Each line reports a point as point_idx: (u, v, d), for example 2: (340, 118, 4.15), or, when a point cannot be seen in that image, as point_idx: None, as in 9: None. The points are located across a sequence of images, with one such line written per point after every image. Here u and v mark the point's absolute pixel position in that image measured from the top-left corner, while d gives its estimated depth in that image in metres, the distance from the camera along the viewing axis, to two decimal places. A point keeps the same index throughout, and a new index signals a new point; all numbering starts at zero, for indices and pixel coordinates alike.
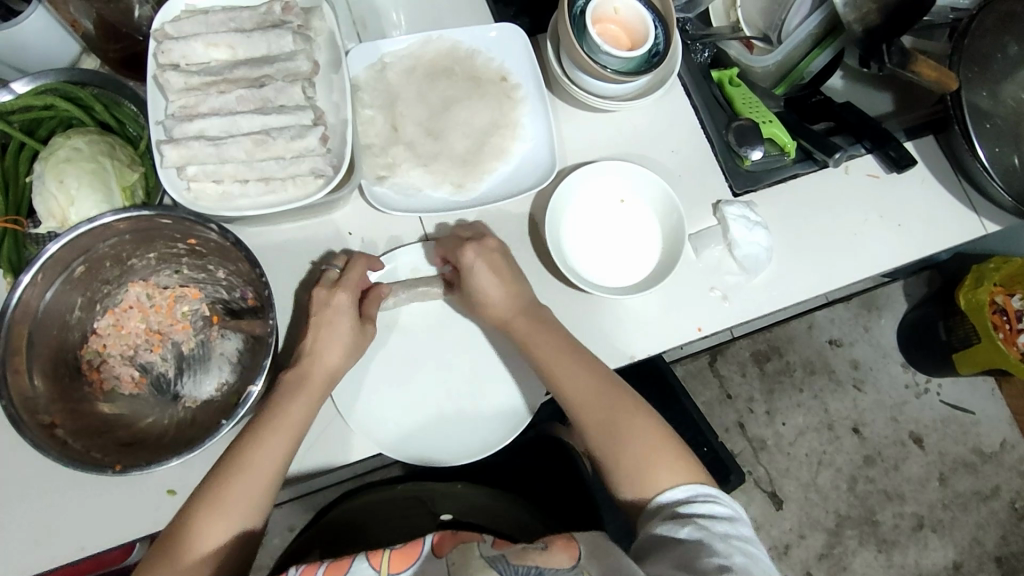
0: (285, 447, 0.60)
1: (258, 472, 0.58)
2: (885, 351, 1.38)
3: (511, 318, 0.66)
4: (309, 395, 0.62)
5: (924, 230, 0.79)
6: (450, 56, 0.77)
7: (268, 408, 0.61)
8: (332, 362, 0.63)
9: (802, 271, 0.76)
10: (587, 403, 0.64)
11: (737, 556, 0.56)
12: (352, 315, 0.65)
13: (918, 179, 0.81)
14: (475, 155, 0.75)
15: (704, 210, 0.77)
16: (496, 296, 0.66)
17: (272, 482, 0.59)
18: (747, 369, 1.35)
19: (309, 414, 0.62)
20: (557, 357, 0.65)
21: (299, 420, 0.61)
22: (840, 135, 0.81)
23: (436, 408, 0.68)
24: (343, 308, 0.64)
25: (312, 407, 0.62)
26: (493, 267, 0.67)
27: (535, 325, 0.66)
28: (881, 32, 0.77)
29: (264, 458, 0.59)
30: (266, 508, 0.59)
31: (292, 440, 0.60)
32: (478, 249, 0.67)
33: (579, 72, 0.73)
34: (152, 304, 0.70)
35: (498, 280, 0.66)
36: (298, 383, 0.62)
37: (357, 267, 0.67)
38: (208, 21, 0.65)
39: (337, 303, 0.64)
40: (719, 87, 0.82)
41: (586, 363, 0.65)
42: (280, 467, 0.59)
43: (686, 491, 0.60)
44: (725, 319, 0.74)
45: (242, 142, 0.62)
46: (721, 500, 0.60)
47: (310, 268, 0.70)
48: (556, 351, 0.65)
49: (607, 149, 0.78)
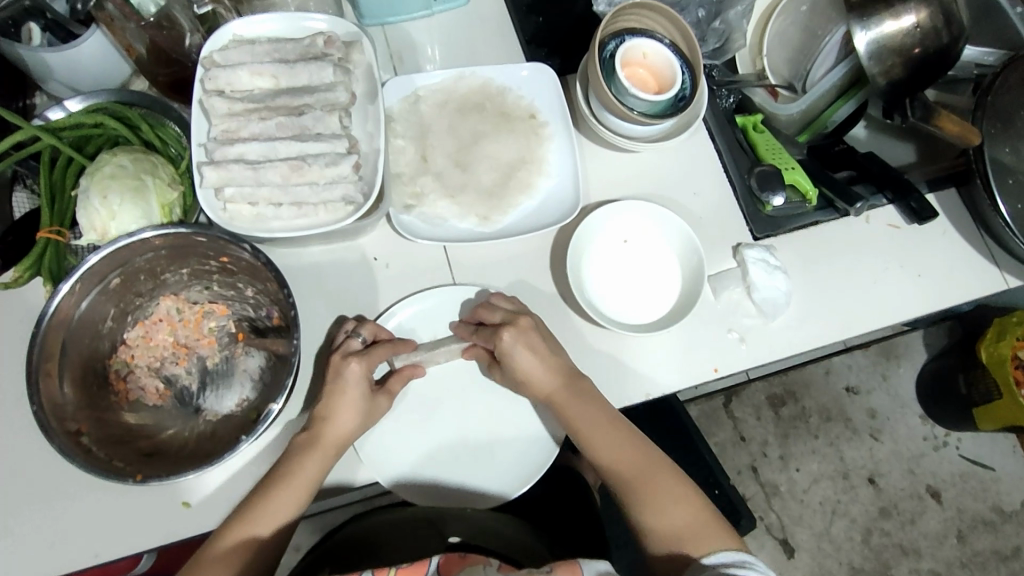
0: (292, 506, 0.61)
1: (266, 527, 0.59)
2: (904, 402, 1.36)
3: (552, 391, 0.66)
4: (321, 454, 0.62)
5: (945, 282, 0.79)
6: (483, 93, 0.79)
7: (290, 456, 0.62)
8: (352, 420, 0.64)
9: (820, 317, 0.77)
10: (624, 464, 0.65)
11: None
12: (366, 385, 0.65)
13: (939, 231, 0.81)
14: (502, 189, 0.77)
15: (724, 252, 0.78)
16: (541, 371, 0.66)
17: (278, 533, 0.60)
18: (761, 413, 1.34)
19: (323, 470, 0.62)
20: (595, 427, 0.65)
21: (311, 478, 0.61)
22: (861, 184, 0.82)
23: (458, 435, 0.70)
24: (357, 379, 0.64)
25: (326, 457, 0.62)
26: (529, 346, 0.65)
27: (578, 393, 0.66)
28: (908, 82, 0.79)
29: (271, 514, 0.60)
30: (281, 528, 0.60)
31: (304, 495, 0.61)
32: (513, 332, 0.65)
33: (605, 113, 0.74)
34: (181, 318, 0.72)
35: (540, 360, 0.66)
36: (318, 437, 0.62)
37: (380, 349, 0.66)
38: (254, 51, 0.68)
39: (349, 372, 0.64)
40: (742, 132, 0.84)
41: (623, 432, 0.65)
42: (286, 524, 0.60)
43: (731, 556, 0.58)
44: (742, 362, 0.74)
45: (279, 167, 0.65)
46: (760, 568, 0.58)
47: (335, 320, 0.71)
48: (596, 420, 0.65)
49: (630, 188, 0.79)
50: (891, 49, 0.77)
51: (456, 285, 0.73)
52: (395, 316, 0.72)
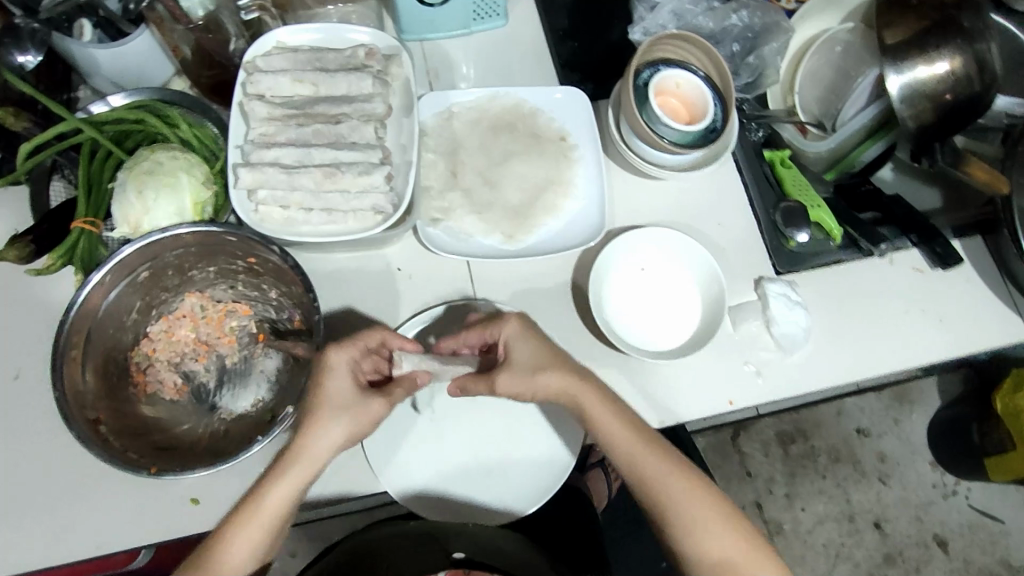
0: (256, 543, 0.58)
1: (233, 566, 0.58)
2: (914, 448, 1.34)
3: (577, 390, 0.64)
4: (288, 484, 0.59)
5: (967, 329, 0.79)
6: (515, 113, 0.80)
7: (251, 491, 0.59)
8: (338, 434, 0.60)
9: (839, 356, 0.76)
10: (659, 492, 0.62)
11: None
12: (349, 380, 0.61)
13: (964, 277, 0.81)
14: (528, 208, 0.77)
15: (746, 284, 0.78)
16: (549, 366, 0.64)
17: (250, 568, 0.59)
18: (769, 449, 1.33)
19: (291, 499, 0.59)
20: (628, 434, 0.63)
21: (277, 507, 0.58)
22: (886, 226, 0.82)
23: (472, 451, 0.69)
24: (338, 369, 0.60)
25: (295, 483, 0.59)
26: (533, 334, 0.66)
27: (604, 398, 0.64)
28: (934, 130, 0.79)
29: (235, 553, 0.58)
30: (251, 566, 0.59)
31: (269, 527, 0.59)
32: (514, 318, 0.66)
33: (635, 139, 0.75)
34: (204, 315, 0.73)
35: (537, 345, 0.65)
36: (286, 462, 0.59)
37: (368, 335, 0.63)
38: (296, 58, 0.69)
39: (332, 361, 0.60)
40: (770, 167, 0.84)
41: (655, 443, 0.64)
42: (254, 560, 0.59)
43: None
44: (758, 396, 0.74)
45: (313, 173, 0.66)
46: None
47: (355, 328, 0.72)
48: (629, 427, 0.63)
49: (655, 216, 0.80)
50: (924, 93, 0.78)
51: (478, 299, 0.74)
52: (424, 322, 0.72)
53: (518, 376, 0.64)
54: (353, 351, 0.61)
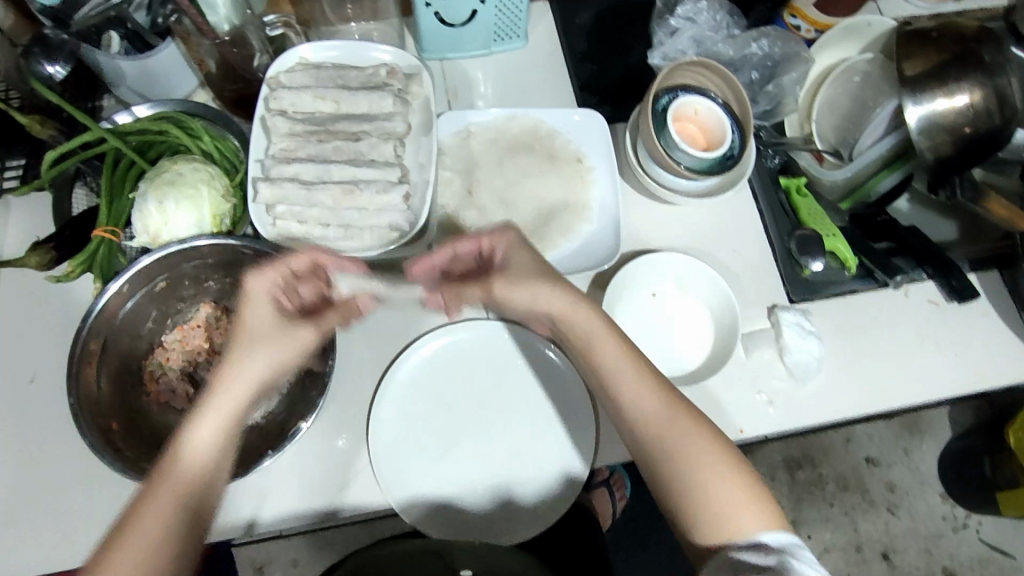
0: (181, 493, 0.52)
1: (155, 519, 0.51)
2: (925, 479, 1.33)
3: (561, 311, 0.62)
4: (218, 414, 0.54)
5: (983, 364, 0.78)
6: (533, 133, 0.81)
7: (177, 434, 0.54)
8: (264, 362, 0.56)
9: (851, 387, 0.76)
10: (654, 422, 0.59)
11: None
12: (275, 304, 0.58)
13: (980, 311, 0.80)
14: (542, 228, 0.78)
15: (759, 312, 0.78)
16: (542, 279, 0.62)
17: (173, 532, 0.51)
18: (777, 474, 1.32)
19: (225, 433, 0.55)
20: (615, 357, 0.61)
21: (207, 442, 0.54)
22: (901, 258, 0.82)
23: (482, 474, 0.69)
24: (265, 291, 0.57)
25: (228, 411, 0.55)
26: (528, 249, 0.64)
27: (592, 318, 0.62)
28: (956, 161, 0.79)
29: (158, 504, 0.51)
30: (176, 526, 0.51)
31: (196, 475, 0.53)
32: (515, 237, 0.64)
33: (652, 164, 0.75)
34: (218, 326, 0.72)
35: (530, 253, 0.64)
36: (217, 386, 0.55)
37: (295, 259, 0.58)
38: (318, 76, 0.70)
39: (255, 283, 0.57)
40: (787, 195, 0.84)
41: (648, 375, 0.60)
42: (175, 522, 0.51)
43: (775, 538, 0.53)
44: (769, 425, 0.73)
45: (331, 190, 0.67)
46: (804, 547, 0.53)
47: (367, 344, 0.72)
48: (616, 355, 0.61)
49: (670, 240, 0.80)
50: (942, 126, 0.78)
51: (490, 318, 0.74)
52: (442, 338, 0.72)
53: (518, 275, 0.62)
54: (278, 274, 0.57)
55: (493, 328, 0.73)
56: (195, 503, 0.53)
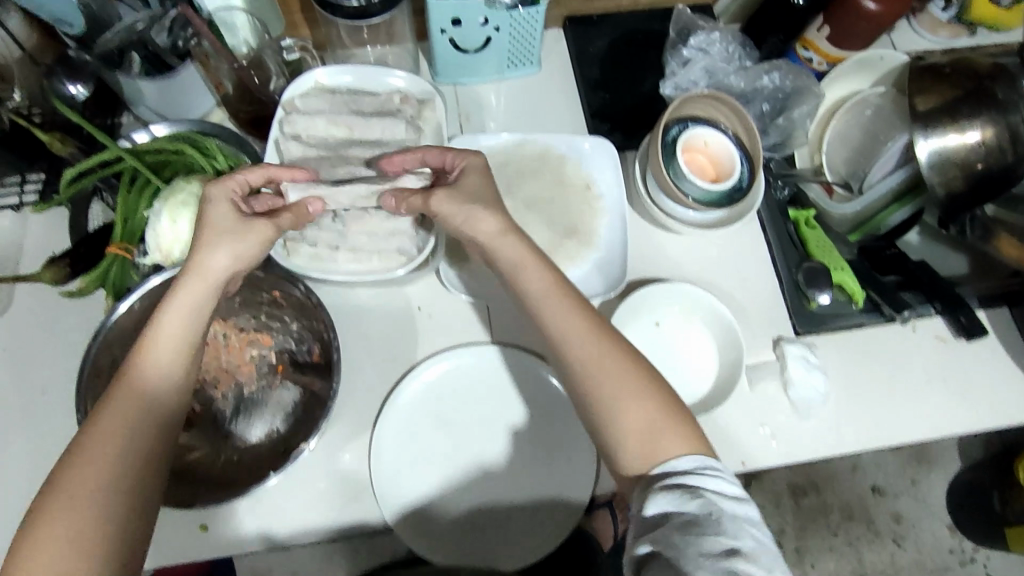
0: (141, 397, 0.54)
1: (119, 408, 0.53)
2: (932, 510, 1.31)
3: (499, 236, 0.62)
4: (183, 309, 0.57)
5: (992, 403, 0.77)
6: (543, 159, 0.81)
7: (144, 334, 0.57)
8: (226, 256, 0.58)
9: (856, 422, 0.75)
10: (582, 351, 0.58)
11: (747, 540, 0.49)
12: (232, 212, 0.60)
13: (988, 349, 0.80)
14: (549, 254, 0.78)
15: (764, 344, 0.77)
16: (488, 205, 0.63)
17: (136, 420, 0.53)
18: (781, 501, 1.30)
19: (191, 330, 0.57)
20: (544, 291, 0.60)
21: (175, 334, 0.56)
22: (910, 291, 0.81)
23: (482, 500, 0.70)
24: (220, 200, 0.60)
25: (196, 301, 0.57)
26: (483, 174, 0.64)
27: (528, 256, 0.62)
28: (967, 196, 0.78)
29: (122, 399, 0.53)
30: (142, 413, 0.54)
31: (156, 378, 0.55)
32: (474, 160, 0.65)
33: (660, 195, 0.76)
34: (226, 344, 0.73)
35: (485, 178, 0.64)
36: (182, 278, 0.57)
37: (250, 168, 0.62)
38: (333, 101, 0.72)
39: (211, 193, 0.60)
40: (794, 226, 0.85)
41: (583, 312, 0.60)
42: (138, 411, 0.53)
43: (693, 462, 0.53)
44: (771, 459, 0.73)
45: (342, 215, 0.68)
46: (726, 476, 0.52)
47: (372, 365, 0.73)
48: (546, 293, 0.60)
49: (677, 269, 0.80)
50: (954, 162, 0.77)
51: (495, 342, 0.74)
52: (445, 361, 0.73)
53: (461, 194, 0.62)
54: (234, 185, 0.61)
55: (494, 353, 0.73)
56: (167, 401, 0.56)
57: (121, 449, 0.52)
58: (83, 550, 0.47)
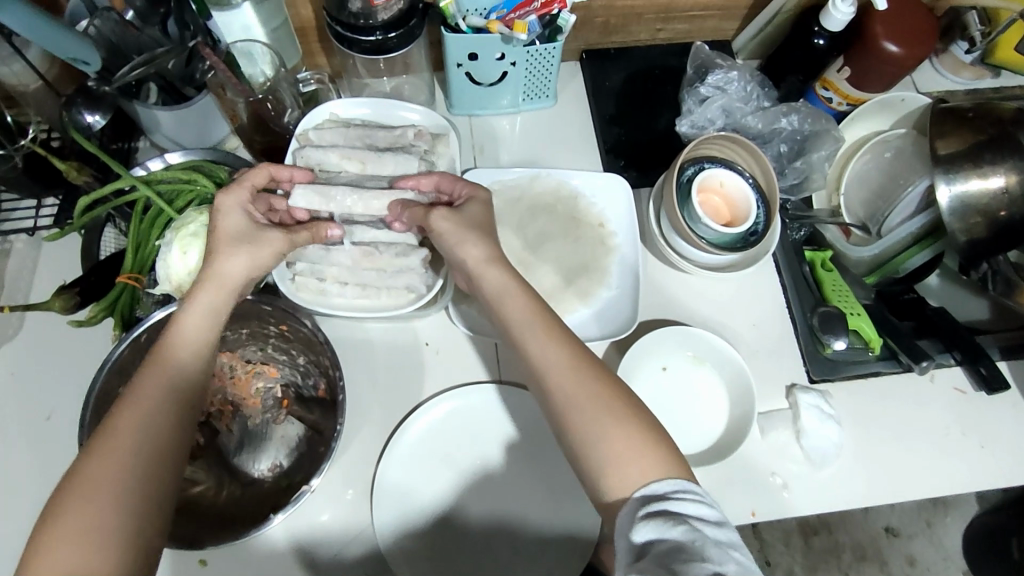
0: (164, 391, 0.54)
1: (138, 408, 0.52)
2: (947, 554, 1.28)
3: (488, 262, 0.62)
4: (198, 312, 0.57)
5: (1013, 458, 0.75)
6: (555, 196, 0.81)
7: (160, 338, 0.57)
8: (235, 261, 0.59)
9: (871, 474, 0.73)
10: (564, 373, 0.57)
11: (732, 567, 0.46)
12: (243, 219, 0.61)
13: (1010, 402, 0.77)
14: (560, 292, 0.77)
15: (777, 390, 0.76)
16: (482, 232, 0.63)
17: (154, 419, 0.52)
18: (791, 540, 1.28)
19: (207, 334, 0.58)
20: (525, 315, 0.60)
21: (191, 337, 0.57)
22: (929, 338, 0.80)
23: (482, 545, 0.68)
24: (232, 206, 0.60)
25: (212, 305, 0.58)
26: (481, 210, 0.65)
27: (511, 285, 0.61)
28: (990, 244, 0.76)
29: (143, 398, 0.53)
30: (162, 415, 0.53)
31: (172, 374, 0.55)
32: (475, 192, 0.66)
33: (675, 236, 0.75)
34: (232, 375, 0.74)
35: (485, 210, 0.65)
36: (199, 283, 0.58)
37: (253, 173, 0.63)
38: (347, 134, 0.72)
39: (222, 201, 0.60)
40: (810, 268, 0.84)
41: (563, 337, 0.59)
42: (156, 410, 0.53)
43: (668, 485, 0.50)
44: (783, 511, 0.71)
45: (352, 251, 0.68)
46: (709, 501, 0.50)
47: (377, 401, 0.72)
48: (528, 317, 0.60)
49: (689, 310, 0.79)
50: (975, 208, 0.75)
51: (503, 381, 0.73)
52: (449, 401, 0.72)
53: (460, 218, 0.63)
54: (247, 194, 0.61)
55: (499, 392, 0.72)
56: (188, 400, 0.55)
57: (138, 445, 0.51)
58: (94, 544, 0.46)
